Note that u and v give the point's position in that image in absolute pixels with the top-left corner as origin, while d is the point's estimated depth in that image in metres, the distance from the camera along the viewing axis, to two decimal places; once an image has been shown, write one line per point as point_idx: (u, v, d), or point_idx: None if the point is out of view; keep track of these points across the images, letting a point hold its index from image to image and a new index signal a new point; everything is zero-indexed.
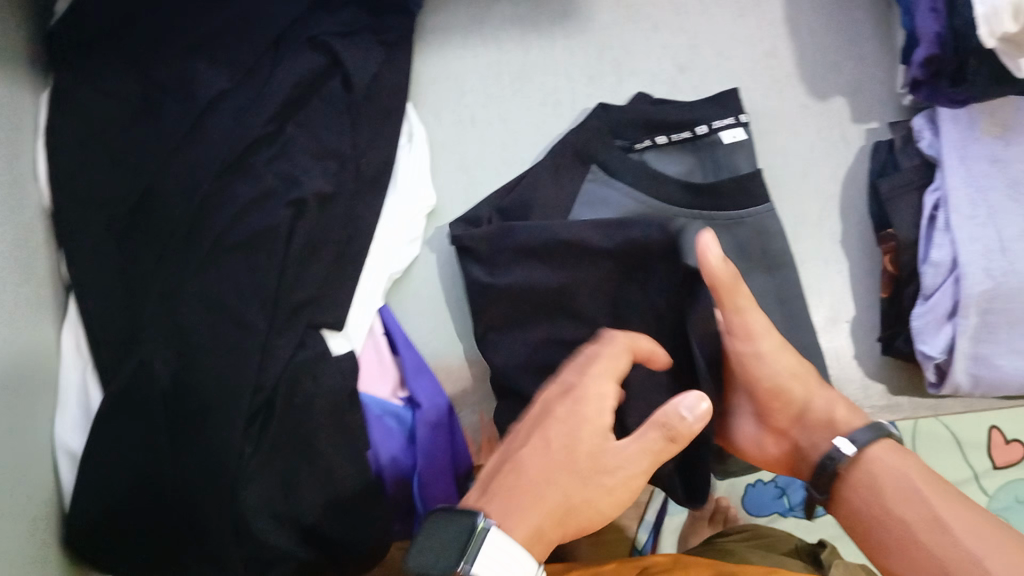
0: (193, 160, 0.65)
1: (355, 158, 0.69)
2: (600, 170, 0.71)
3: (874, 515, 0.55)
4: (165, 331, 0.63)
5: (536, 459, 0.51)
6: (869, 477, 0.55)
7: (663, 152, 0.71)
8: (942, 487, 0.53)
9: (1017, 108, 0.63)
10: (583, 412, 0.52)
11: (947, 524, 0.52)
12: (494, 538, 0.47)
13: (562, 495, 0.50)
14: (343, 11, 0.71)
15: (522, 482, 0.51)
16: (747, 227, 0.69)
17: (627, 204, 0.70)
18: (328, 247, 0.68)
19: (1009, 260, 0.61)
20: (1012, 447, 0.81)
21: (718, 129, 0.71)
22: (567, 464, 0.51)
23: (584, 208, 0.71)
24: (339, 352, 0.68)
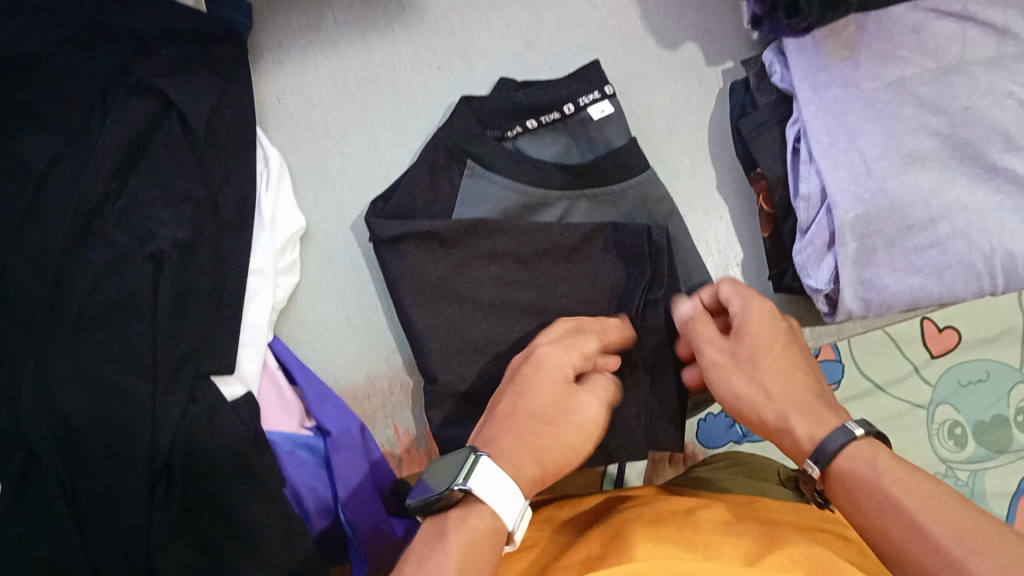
0: (40, 234, 0.62)
1: (211, 198, 0.67)
2: (476, 164, 0.68)
3: (859, 527, 0.48)
4: (41, 418, 0.61)
5: (531, 400, 0.55)
6: (848, 486, 0.48)
7: (536, 136, 0.70)
8: (915, 482, 0.46)
9: (859, 26, 0.64)
10: (545, 361, 0.57)
11: (929, 529, 0.43)
12: (489, 462, 0.49)
13: (553, 437, 0.54)
14: (166, 51, 0.68)
15: (519, 413, 0.54)
16: (631, 197, 0.69)
17: (507, 196, 0.68)
18: (199, 296, 0.65)
19: (876, 181, 0.61)
20: (946, 335, 0.84)
21: (586, 105, 0.70)
22: (549, 413, 0.55)
23: (465, 206, 0.68)
24: (234, 398, 0.66)
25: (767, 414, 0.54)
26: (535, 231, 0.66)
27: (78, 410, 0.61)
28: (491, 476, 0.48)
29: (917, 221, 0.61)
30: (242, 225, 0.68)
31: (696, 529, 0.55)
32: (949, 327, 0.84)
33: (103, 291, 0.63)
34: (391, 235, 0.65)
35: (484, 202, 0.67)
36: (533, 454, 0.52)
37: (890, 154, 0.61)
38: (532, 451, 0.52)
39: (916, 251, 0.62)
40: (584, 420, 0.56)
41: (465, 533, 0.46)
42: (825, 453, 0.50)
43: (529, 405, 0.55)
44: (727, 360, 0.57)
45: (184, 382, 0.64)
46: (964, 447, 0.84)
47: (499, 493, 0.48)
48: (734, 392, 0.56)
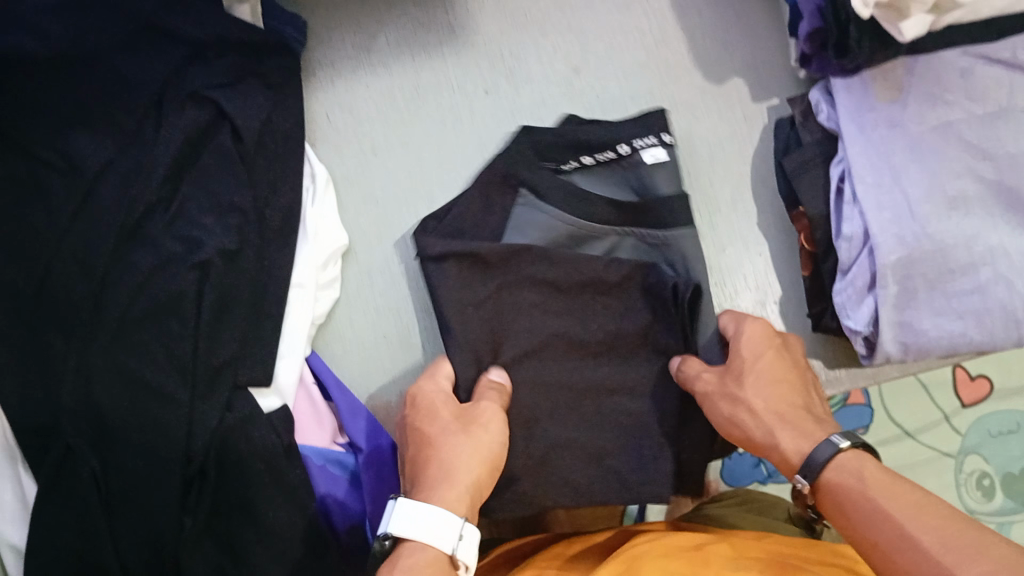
0: (88, 235, 0.64)
1: (258, 210, 0.68)
2: (529, 193, 0.68)
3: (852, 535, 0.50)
4: (78, 415, 0.62)
5: (433, 423, 0.60)
6: (837, 493, 0.52)
7: (589, 173, 0.70)
8: (929, 509, 0.47)
9: (908, 69, 0.64)
10: (434, 398, 0.61)
11: (919, 538, 0.46)
12: (410, 505, 0.53)
13: (471, 450, 0.58)
14: (222, 61, 0.69)
15: (427, 429, 0.59)
16: (674, 249, 0.68)
17: (555, 225, 0.68)
18: (239, 304, 0.66)
19: (920, 224, 0.61)
20: (977, 383, 0.85)
21: (640, 149, 0.70)
22: (454, 416, 0.60)
23: (514, 233, 0.68)
24: (270, 410, 0.67)
25: (755, 430, 0.57)
26: (578, 266, 0.66)
27: (117, 411, 0.62)
28: (411, 517, 0.53)
29: (959, 266, 0.61)
30: (285, 237, 0.69)
31: (708, 564, 0.56)
32: (981, 376, 0.85)
33: (146, 295, 0.64)
34: (436, 253, 0.64)
35: (534, 232, 0.68)
36: (444, 471, 0.56)
37: (934, 197, 0.61)
38: (473, 491, 0.56)
39: (957, 296, 0.61)
40: (489, 426, 0.60)
41: (403, 570, 0.51)
42: (814, 463, 0.53)
43: (429, 421, 0.60)
44: (716, 385, 0.60)
45: (222, 389, 0.65)
46: (991, 499, 0.84)
47: (424, 526, 0.52)
48: (724, 414, 0.59)
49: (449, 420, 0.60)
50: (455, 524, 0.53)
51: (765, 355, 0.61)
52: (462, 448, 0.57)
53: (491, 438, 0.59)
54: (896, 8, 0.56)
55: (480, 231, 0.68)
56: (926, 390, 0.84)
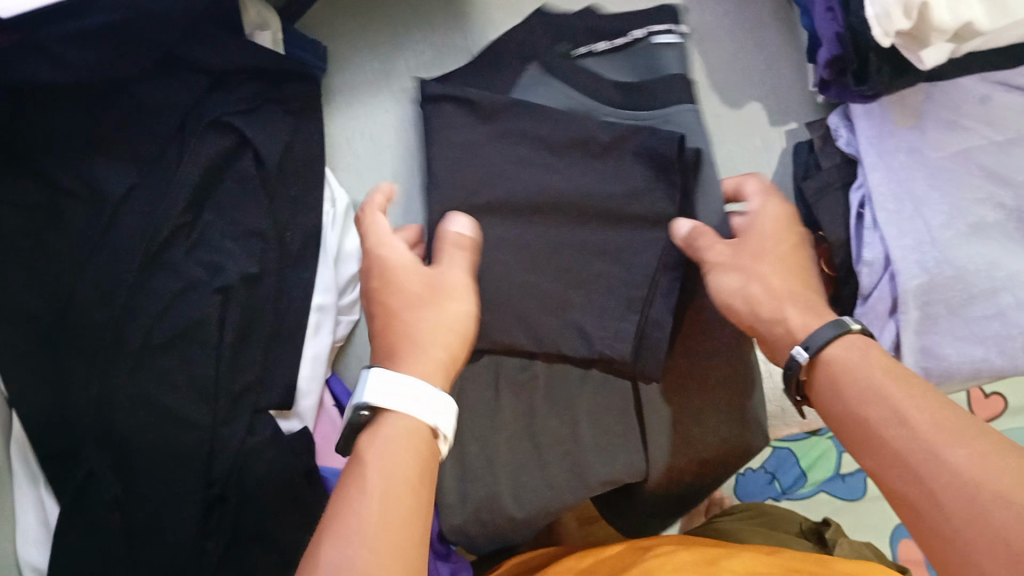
0: (110, 262, 0.64)
1: (279, 235, 0.69)
2: (538, 69, 0.69)
3: (839, 421, 0.48)
4: (100, 439, 0.63)
5: (406, 275, 0.54)
6: (833, 368, 0.48)
7: (602, 59, 0.69)
8: (941, 408, 0.43)
9: (927, 95, 0.64)
10: (386, 253, 0.56)
11: (910, 417, 0.43)
12: (395, 376, 0.47)
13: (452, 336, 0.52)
14: (243, 87, 0.69)
15: (393, 302, 0.53)
16: (671, 127, 0.66)
17: (568, 99, 0.68)
18: (261, 329, 0.67)
19: (941, 251, 0.61)
20: (991, 400, 0.90)
21: (653, 35, 0.69)
22: (425, 296, 0.53)
23: (527, 91, 0.69)
24: (292, 430, 0.68)
25: (766, 311, 0.54)
26: (580, 139, 0.65)
27: (141, 436, 0.63)
28: (394, 386, 0.46)
29: (980, 291, 0.61)
30: (306, 261, 0.70)
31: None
32: (994, 394, 0.90)
33: (168, 320, 0.64)
34: (434, 92, 0.66)
35: (545, 100, 0.68)
36: (434, 341, 0.51)
37: (956, 223, 0.61)
38: (442, 368, 0.50)
39: (977, 321, 0.61)
40: (458, 291, 0.54)
41: (381, 443, 0.45)
42: (814, 342, 0.50)
43: (401, 280, 0.54)
44: (729, 256, 0.57)
45: (241, 415, 0.66)
46: None
47: (405, 399, 0.46)
48: (730, 286, 0.56)
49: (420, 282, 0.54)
50: (430, 395, 0.47)
51: (777, 228, 0.58)
52: (430, 314, 0.52)
53: (441, 319, 0.52)
54: (916, 37, 0.56)
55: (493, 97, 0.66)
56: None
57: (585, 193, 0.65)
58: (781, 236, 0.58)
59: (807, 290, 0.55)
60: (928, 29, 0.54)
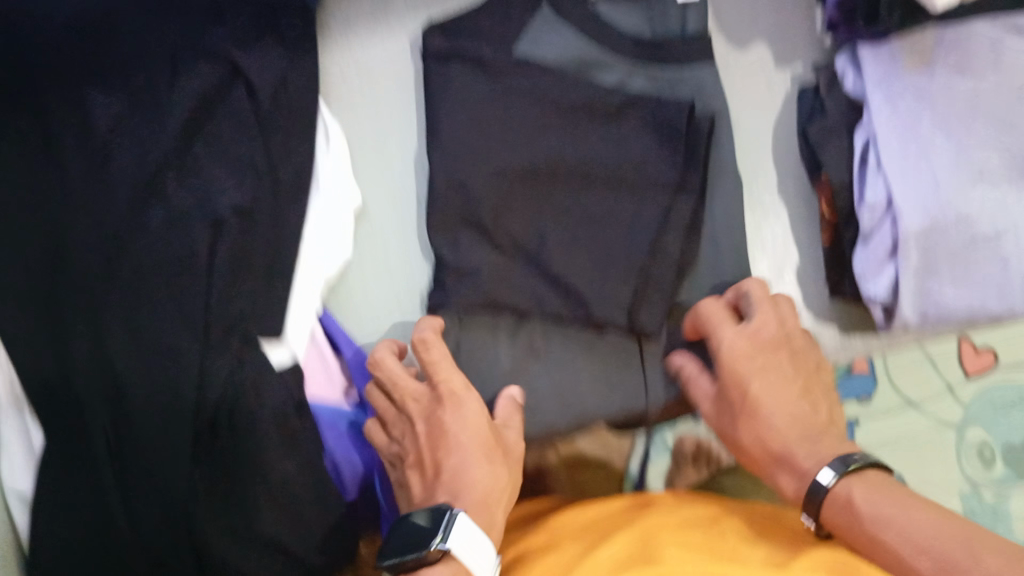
0: (104, 196, 0.63)
1: (272, 168, 0.67)
2: (551, 11, 0.70)
3: (858, 539, 0.54)
4: (91, 372, 0.62)
5: (464, 451, 0.62)
6: (850, 528, 0.55)
7: (615, 3, 0.71)
8: (982, 554, 0.49)
9: (937, 39, 0.62)
10: (450, 424, 0.63)
11: (978, 568, 0.48)
12: (466, 523, 0.56)
13: (488, 481, 0.61)
14: (238, 19, 0.67)
15: (451, 457, 0.62)
16: (688, 84, 0.71)
17: (571, 46, 0.70)
18: (255, 263, 0.66)
19: (943, 196, 0.60)
20: (983, 354, 0.75)
21: None
22: (488, 503, 0.60)
23: (527, 43, 0.70)
24: (282, 367, 0.67)
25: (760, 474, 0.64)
26: (583, 106, 0.69)
27: (134, 375, 0.62)
28: (477, 554, 0.55)
29: (981, 235, 0.61)
30: (299, 197, 0.68)
31: (723, 538, 0.57)
32: (987, 348, 0.75)
33: (162, 255, 0.63)
34: (440, 52, 0.69)
35: (553, 47, 0.70)
36: (494, 502, 0.61)
37: (961, 168, 0.61)
38: (484, 502, 0.60)
39: (976, 266, 0.62)
40: (493, 472, 0.62)
41: None
42: (815, 495, 0.57)
43: (472, 474, 0.61)
44: (713, 419, 0.66)
45: (233, 343, 0.65)
46: (988, 467, 0.74)
47: (473, 552, 0.55)
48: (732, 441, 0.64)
49: (428, 403, 0.65)
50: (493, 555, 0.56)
51: (761, 446, 0.62)
52: (467, 411, 0.62)
53: (456, 422, 0.62)
54: None
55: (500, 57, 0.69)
56: (937, 360, 0.76)
57: (594, 160, 0.68)
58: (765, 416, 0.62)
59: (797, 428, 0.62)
60: None
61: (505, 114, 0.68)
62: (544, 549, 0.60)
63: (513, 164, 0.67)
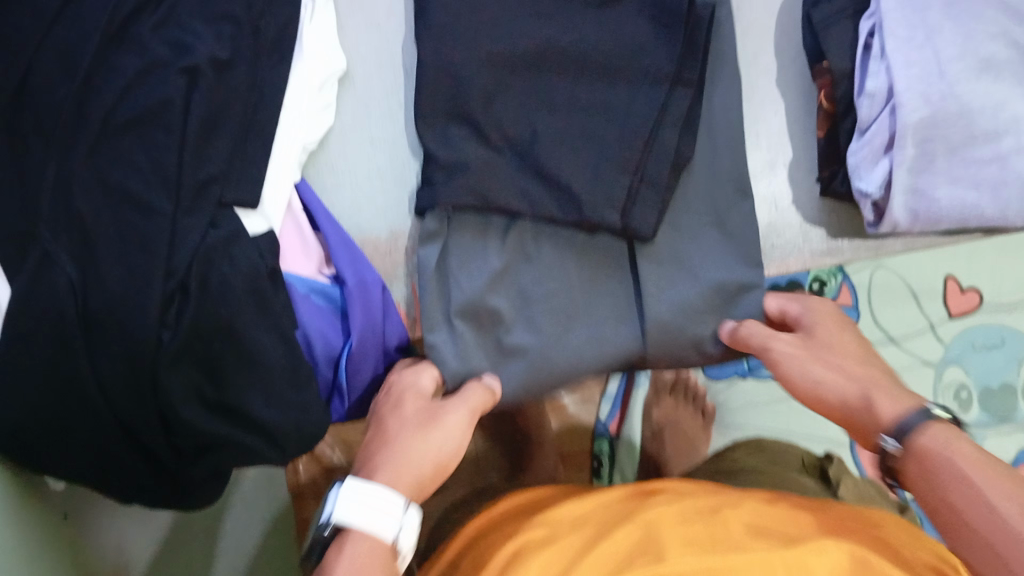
0: (72, 34, 0.61)
1: (252, 20, 0.65)
2: None
3: (933, 499, 0.53)
4: (59, 219, 0.59)
5: (392, 422, 0.63)
6: (918, 485, 0.55)
7: None
8: (996, 478, 0.50)
9: None
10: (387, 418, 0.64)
11: (1001, 507, 0.49)
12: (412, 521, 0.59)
13: (424, 463, 0.62)
14: None
15: (385, 438, 0.63)
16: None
17: None
18: (230, 117, 0.64)
19: (947, 85, 0.57)
20: (966, 294, 1.16)
21: None
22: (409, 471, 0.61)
23: None
24: (258, 233, 0.64)
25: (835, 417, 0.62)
26: None
27: (102, 221, 0.60)
28: (353, 504, 0.57)
29: (982, 131, 0.58)
30: (282, 53, 0.66)
31: (727, 530, 0.59)
32: (969, 290, 1.16)
33: (134, 100, 0.61)
34: None
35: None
36: (404, 469, 0.61)
37: (967, 57, 0.58)
38: (415, 485, 0.61)
39: (975, 164, 0.59)
40: (404, 449, 0.62)
41: (348, 560, 0.55)
42: (908, 429, 0.56)
43: (400, 463, 0.61)
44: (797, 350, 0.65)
45: (205, 203, 0.62)
46: (968, 408, 1.16)
47: (365, 514, 0.56)
48: (818, 376, 0.63)
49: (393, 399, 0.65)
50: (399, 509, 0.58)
51: (842, 398, 0.61)
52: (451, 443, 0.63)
53: (444, 442, 0.63)
54: None
55: None
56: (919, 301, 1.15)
57: (587, 41, 0.64)
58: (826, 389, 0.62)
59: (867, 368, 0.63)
60: None
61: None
62: (540, 546, 0.59)
63: (504, 50, 0.63)
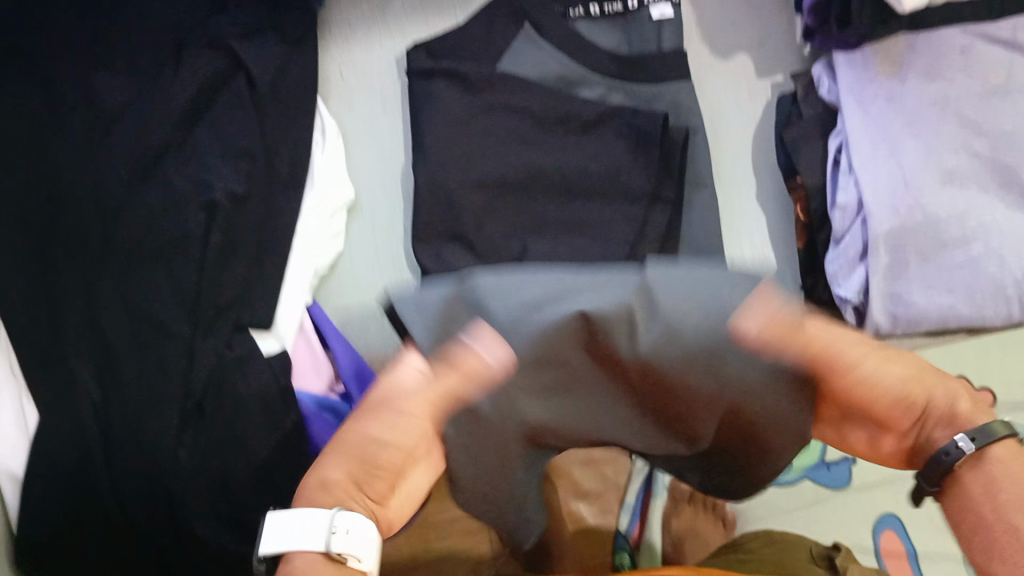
0: (102, 172, 0.66)
1: (267, 155, 0.70)
2: (532, 29, 0.71)
3: (971, 519, 0.38)
4: (87, 344, 0.63)
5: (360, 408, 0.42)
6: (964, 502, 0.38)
7: (594, 24, 0.72)
8: None
9: (908, 46, 0.64)
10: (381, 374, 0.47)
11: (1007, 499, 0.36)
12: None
13: (353, 429, 0.40)
14: (243, 14, 0.70)
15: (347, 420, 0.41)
16: (663, 100, 0.70)
17: (551, 65, 0.70)
18: (245, 247, 0.68)
19: (913, 196, 0.61)
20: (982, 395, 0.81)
21: (648, 5, 0.72)
22: (361, 461, 0.38)
23: (508, 60, 0.70)
24: (270, 354, 0.69)
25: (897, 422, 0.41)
26: (563, 113, 0.69)
27: (123, 341, 0.64)
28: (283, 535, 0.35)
29: (951, 238, 0.61)
30: (293, 185, 0.71)
31: None
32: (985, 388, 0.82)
33: (156, 228, 0.66)
34: (424, 69, 0.70)
35: (530, 63, 0.70)
36: (354, 453, 0.38)
37: (932, 171, 0.61)
38: (362, 460, 0.38)
39: (947, 269, 0.61)
40: (398, 435, 0.39)
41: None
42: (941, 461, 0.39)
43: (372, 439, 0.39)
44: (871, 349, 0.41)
45: (222, 326, 0.67)
46: None
47: (296, 534, 0.35)
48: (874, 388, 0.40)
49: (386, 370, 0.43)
50: (329, 520, 0.35)
51: (904, 379, 0.40)
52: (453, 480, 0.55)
53: (399, 433, 0.39)
54: None
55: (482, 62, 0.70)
56: None
57: (574, 167, 0.68)
58: (910, 393, 0.40)
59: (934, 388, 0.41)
60: None
61: (484, 127, 0.69)
62: None
63: (492, 176, 0.67)
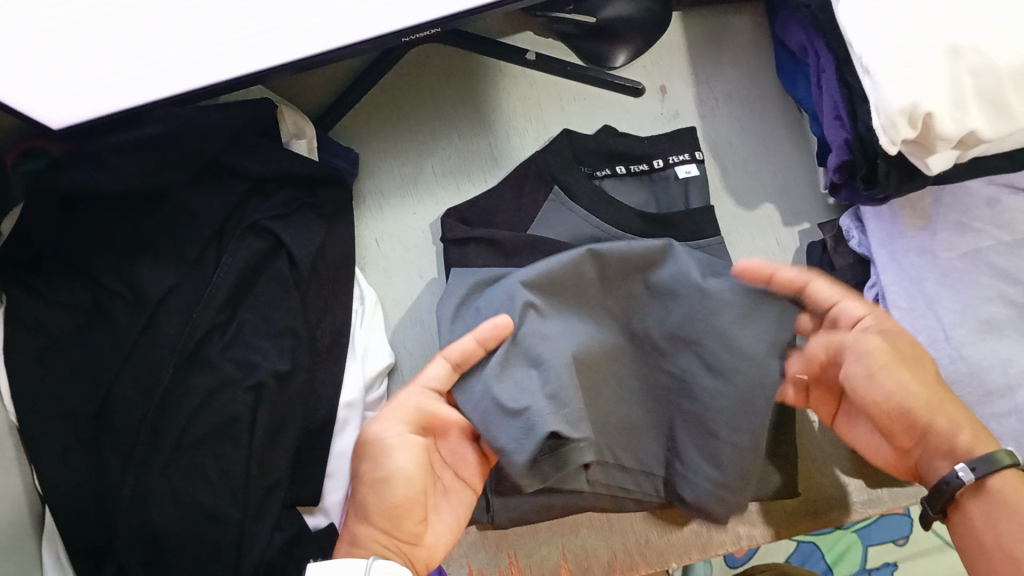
0: (150, 359, 0.66)
1: (310, 330, 0.71)
2: (561, 191, 0.72)
3: (987, 542, 0.56)
4: (138, 536, 0.63)
5: (362, 476, 0.61)
6: (970, 524, 0.57)
7: (621, 181, 0.75)
8: None
9: (934, 199, 0.68)
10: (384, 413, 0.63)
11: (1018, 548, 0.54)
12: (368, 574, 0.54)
13: (376, 497, 0.59)
14: (281, 194, 0.72)
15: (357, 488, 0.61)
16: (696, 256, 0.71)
17: (583, 227, 0.72)
18: (292, 424, 0.68)
19: (955, 348, 0.64)
20: None
21: (673, 164, 0.75)
22: (384, 523, 0.59)
23: (540, 225, 0.72)
24: (319, 528, 0.69)
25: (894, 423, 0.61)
26: None
27: (172, 534, 0.63)
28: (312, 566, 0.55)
29: (996, 388, 0.62)
30: (336, 359, 0.71)
31: None
32: None
33: (203, 414, 0.66)
34: (458, 236, 0.70)
35: (562, 227, 0.72)
36: (381, 513, 0.59)
37: (967, 321, 0.64)
38: (388, 512, 0.59)
39: (995, 419, 0.62)
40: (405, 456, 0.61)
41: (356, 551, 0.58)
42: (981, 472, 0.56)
43: (384, 493, 0.59)
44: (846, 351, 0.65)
45: (270, 509, 0.66)
46: None
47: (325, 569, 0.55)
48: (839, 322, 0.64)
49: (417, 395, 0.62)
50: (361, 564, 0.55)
51: (896, 381, 0.61)
52: (400, 461, 0.60)
53: (402, 474, 0.60)
54: (923, 145, 0.60)
55: (514, 224, 0.72)
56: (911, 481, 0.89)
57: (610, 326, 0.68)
58: (901, 395, 0.61)
59: (941, 397, 0.60)
60: (933, 138, 0.59)
61: None
62: None
63: None
